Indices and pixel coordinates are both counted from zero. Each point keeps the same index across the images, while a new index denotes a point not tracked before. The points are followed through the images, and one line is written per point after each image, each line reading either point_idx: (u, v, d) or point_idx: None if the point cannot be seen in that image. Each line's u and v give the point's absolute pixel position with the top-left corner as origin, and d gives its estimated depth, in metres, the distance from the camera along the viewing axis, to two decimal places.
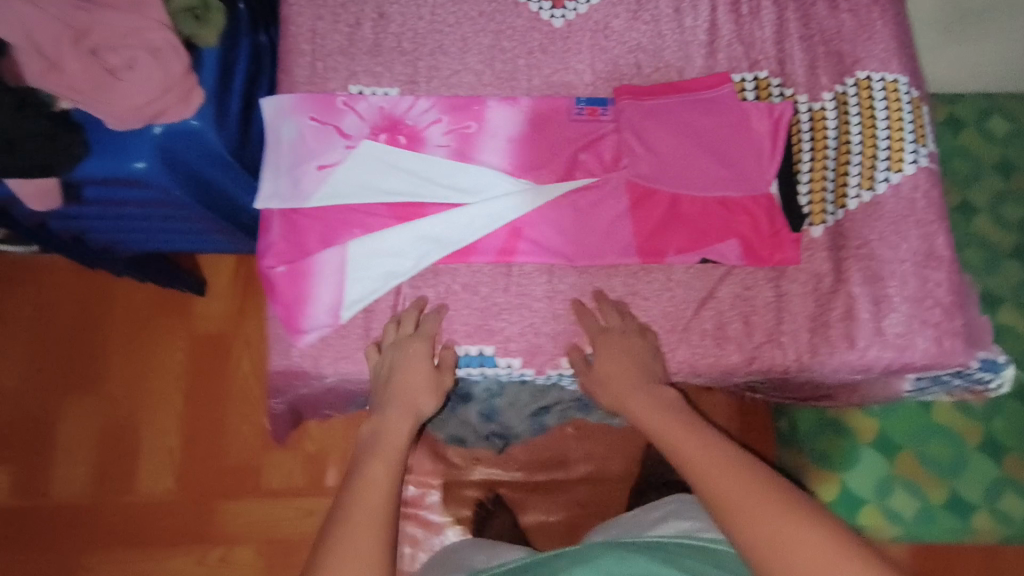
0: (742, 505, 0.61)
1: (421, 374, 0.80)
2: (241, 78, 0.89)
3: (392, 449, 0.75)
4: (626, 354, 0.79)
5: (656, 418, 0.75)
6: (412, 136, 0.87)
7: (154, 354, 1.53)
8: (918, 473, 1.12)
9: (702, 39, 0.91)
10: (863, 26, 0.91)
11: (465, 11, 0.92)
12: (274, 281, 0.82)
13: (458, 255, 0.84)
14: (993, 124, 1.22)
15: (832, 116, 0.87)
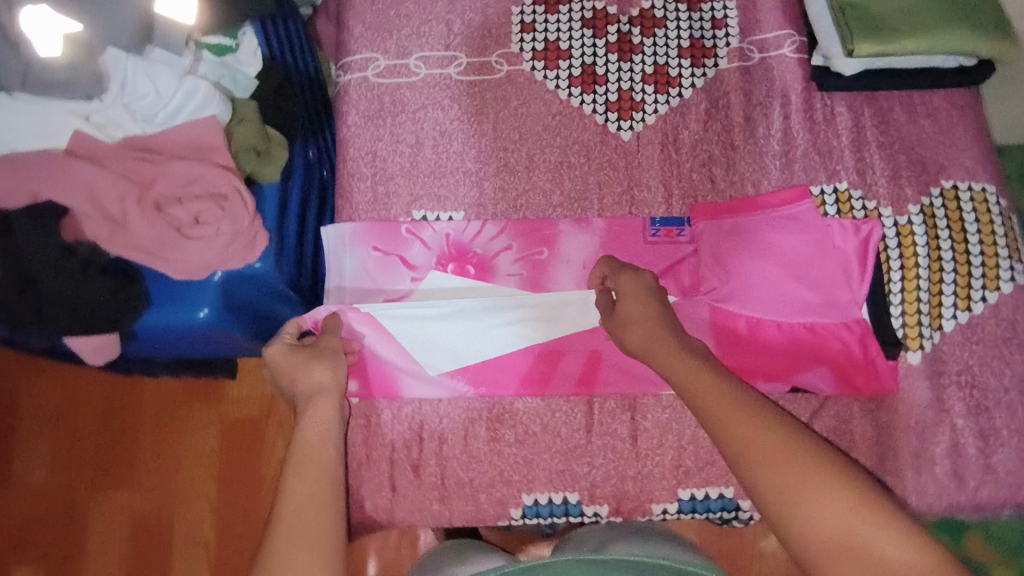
0: (755, 449, 0.53)
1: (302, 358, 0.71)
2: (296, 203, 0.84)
3: (321, 436, 0.64)
4: (636, 296, 0.70)
5: (683, 368, 0.62)
6: (481, 265, 0.84)
7: (187, 445, 1.33)
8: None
9: (776, 150, 0.88)
10: (945, 131, 0.87)
11: (530, 126, 0.90)
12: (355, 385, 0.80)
13: (536, 386, 0.80)
14: None
15: (920, 231, 0.83)
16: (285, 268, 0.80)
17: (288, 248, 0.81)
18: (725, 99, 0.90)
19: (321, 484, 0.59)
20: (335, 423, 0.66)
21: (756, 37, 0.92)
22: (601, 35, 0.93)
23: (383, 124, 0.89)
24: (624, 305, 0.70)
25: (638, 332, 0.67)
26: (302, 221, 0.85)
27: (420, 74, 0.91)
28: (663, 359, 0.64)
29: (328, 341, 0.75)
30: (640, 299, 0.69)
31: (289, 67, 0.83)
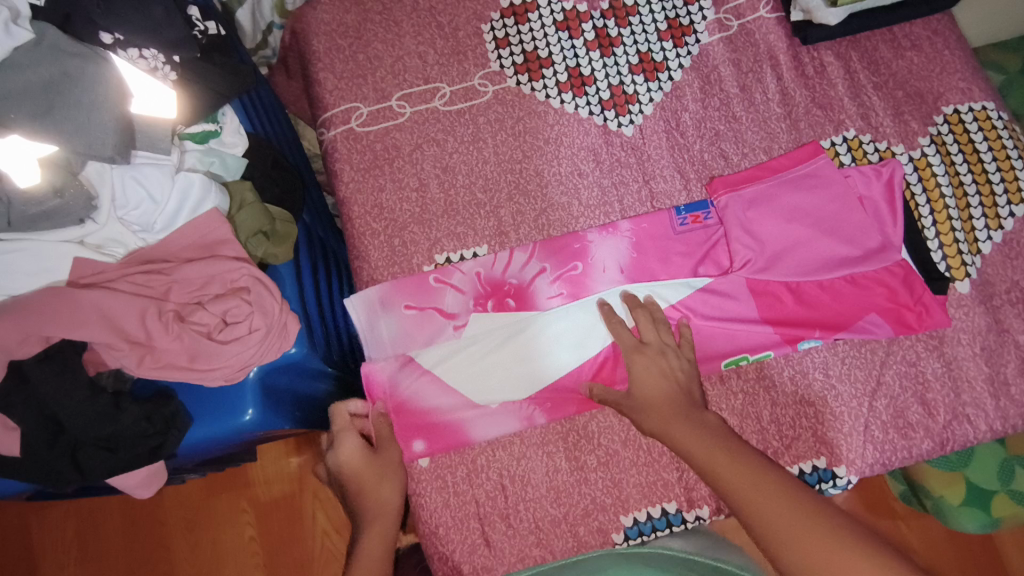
0: (786, 529, 0.52)
1: (365, 468, 0.69)
2: (313, 276, 0.80)
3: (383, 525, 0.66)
4: (660, 375, 0.71)
5: (703, 444, 0.63)
6: (520, 295, 0.81)
7: (217, 542, 1.13)
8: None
9: (779, 113, 0.87)
10: (933, 58, 0.88)
11: (530, 142, 0.87)
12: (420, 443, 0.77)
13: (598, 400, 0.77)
14: None
15: (936, 161, 0.84)
16: (320, 346, 0.76)
17: (317, 325, 0.77)
18: (715, 73, 0.89)
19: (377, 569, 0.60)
20: (385, 550, 0.63)
21: (729, 5, 0.91)
22: (577, 35, 0.91)
23: (382, 174, 0.85)
24: (638, 381, 0.71)
25: (654, 415, 0.68)
26: (321, 294, 0.81)
27: (405, 113, 0.87)
28: (682, 436, 0.65)
29: (387, 444, 0.72)
30: (655, 375, 0.71)
31: (270, 138, 0.83)
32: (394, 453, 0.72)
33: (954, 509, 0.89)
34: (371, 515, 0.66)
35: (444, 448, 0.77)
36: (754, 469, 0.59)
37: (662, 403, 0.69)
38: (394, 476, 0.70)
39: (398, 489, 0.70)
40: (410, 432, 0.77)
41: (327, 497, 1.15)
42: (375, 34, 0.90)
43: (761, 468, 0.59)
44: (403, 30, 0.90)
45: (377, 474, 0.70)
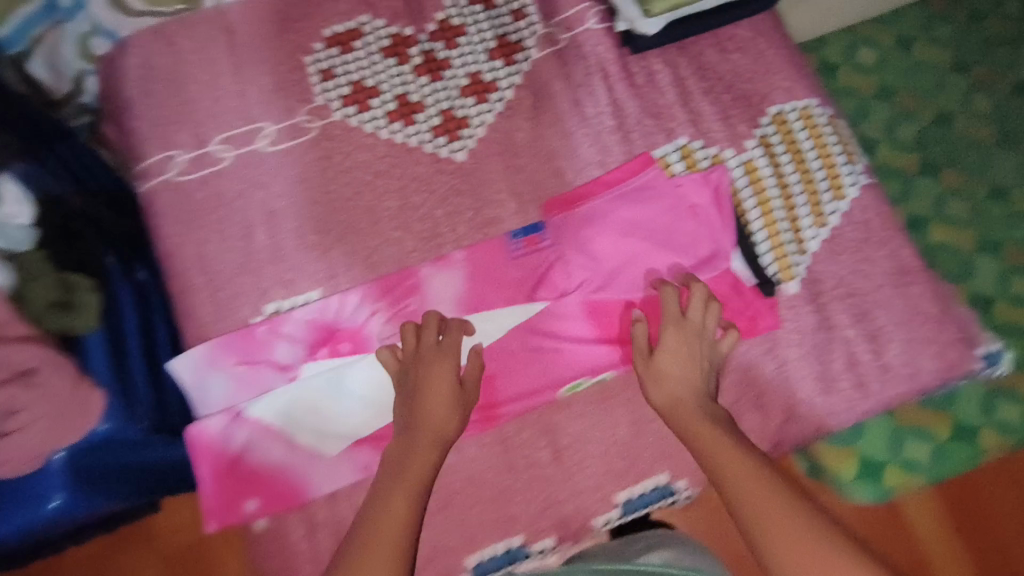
0: (777, 536, 0.58)
1: (444, 395, 0.71)
2: (134, 335, 0.78)
3: (417, 476, 0.66)
4: (683, 354, 0.73)
5: (709, 436, 0.67)
6: (354, 339, 0.80)
7: None
8: (967, 180, 1.04)
9: (611, 125, 0.86)
10: (757, 59, 0.89)
11: (360, 177, 0.85)
12: (257, 500, 0.76)
13: None
14: None
15: (762, 164, 0.85)
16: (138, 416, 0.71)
17: (136, 387, 0.75)
18: (546, 89, 0.88)
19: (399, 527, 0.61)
20: (426, 478, 0.66)
21: (557, 18, 0.89)
22: (405, 61, 0.88)
23: (205, 224, 0.82)
24: (659, 353, 0.74)
25: (664, 393, 0.72)
26: (146, 353, 0.79)
27: (227, 158, 0.84)
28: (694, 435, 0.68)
29: (471, 384, 0.73)
30: (675, 363, 0.73)
31: (76, 179, 0.77)
32: (473, 394, 0.73)
33: (850, 483, 0.94)
34: (419, 455, 0.68)
35: (285, 505, 0.76)
36: (751, 473, 0.63)
37: (677, 402, 0.71)
38: (452, 417, 0.70)
39: (463, 421, 0.71)
40: (245, 490, 0.77)
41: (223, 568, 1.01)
42: (190, 75, 0.85)
43: (762, 471, 0.63)
44: (221, 69, 0.86)
45: (450, 406, 0.70)
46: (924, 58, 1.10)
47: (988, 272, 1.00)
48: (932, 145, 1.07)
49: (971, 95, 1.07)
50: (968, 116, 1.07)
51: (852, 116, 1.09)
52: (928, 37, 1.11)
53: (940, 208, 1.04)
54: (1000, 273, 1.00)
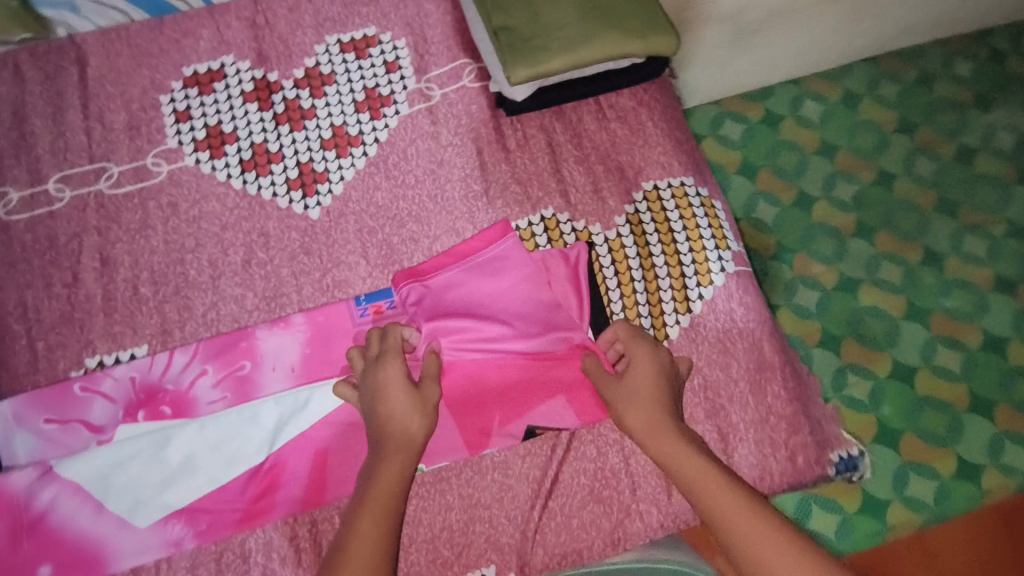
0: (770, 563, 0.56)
1: (403, 401, 0.68)
2: None
3: (395, 485, 0.64)
4: (653, 370, 0.72)
5: (683, 457, 0.65)
6: (177, 402, 0.75)
7: None
8: (898, 245, 1.28)
9: (477, 190, 0.83)
10: (636, 131, 0.86)
11: (205, 228, 0.80)
12: (50, 565, 0.70)
13: (257, 514, 0.73)
14: (806, 109, 1.37)
15: (630, 243, 0.82)
16: None
17: None
18: (412, 148, 0.84)
19: (381, 536, 0.61)
20: (403, 486, 0.65)
21: (432, 73, 0.86)
22: (267, 107, 0.84)
23: (30, 268, 0.77)
24: (637, 366, 0.72)
25: (639, 417, 0.69)
26: None
27: (64, 198, 0.79)
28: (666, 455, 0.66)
29: (430, 386, 0.71)
30: (636, 384, 0.71)
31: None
32: (434, 396, 0.70)
33: None
34: (397, 453, 0.66)
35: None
36: (730, 490, 0.62)
37: (649, 420, 0.68)
38: (421, 418, 0.68)
39: (426, 425, 0.68)
40: (39, 554, 0.70)
41: None
42: (34, 107, 0.81)
43: (742, 495, 0.61)
44: (68, 103, 0.81)
45: (418, 413, 0.68)
46: (866, 120, 1.36)
47: (913, 337, 1.22)
48: (868, 204, 1.30)
49: (914, 157, 1.34)
50: (914, 177, 1.32)
51: (795, 172, 1.34)
52: (875, 98, 1.38)
53: (873, 271, 1.26)
54: (924, 336, 1.21)
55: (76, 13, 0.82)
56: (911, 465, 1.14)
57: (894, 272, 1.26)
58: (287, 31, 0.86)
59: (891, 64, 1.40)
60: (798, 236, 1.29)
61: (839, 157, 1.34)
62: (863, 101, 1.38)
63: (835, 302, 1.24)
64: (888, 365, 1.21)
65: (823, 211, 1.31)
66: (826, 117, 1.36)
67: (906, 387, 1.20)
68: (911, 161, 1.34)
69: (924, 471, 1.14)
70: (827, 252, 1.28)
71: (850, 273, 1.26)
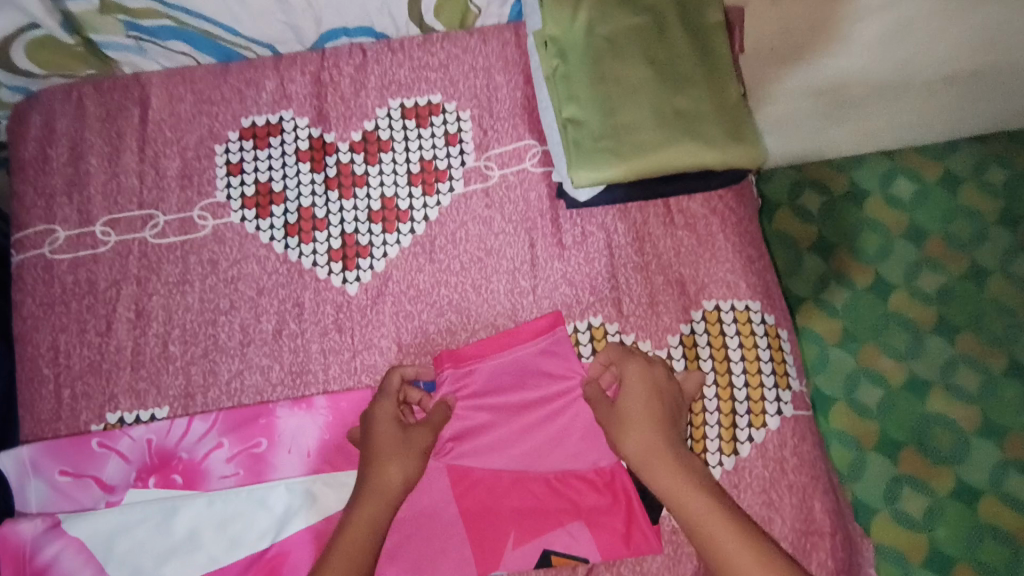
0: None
1: (385, 443, 0.67)
2: None
3: (362, 530, 0.62)
4: (649, 393, 0.68)
5: (671, 475, 0.63)
6: (189, 472, 0.73)
7: None
8: (979, 348, 1.20)
9: (523, 285, 0.78)
10: (705, 242, 0.78)
11: (241, 291, 0.78)
12: None
13: None
14: (898, 187, 1.27)
15: (680, 367, 0.75)
16: None
17: None
18: (462, 230, 0.79)
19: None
20: (373, 532, 0.63)
21: (493, 151, 0.81)
22: (319, 169, 0.81)
23: (67, 311, 0.76)
24: (627, 387, 0.68)
25: (638, 440, 0.65)
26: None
27: (108, 243, 0.78)
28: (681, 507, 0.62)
29: (415, 430, 0.68)
30: (641, 429, 0.66)
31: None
32: (423, 441, 0.68)
33: None
34: (379, 495, 0.64)
35: None
36: (760, 551, 0.58)
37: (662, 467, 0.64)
38: (398, 464, 0.66)
39: (418, 468, 0.67)
40: None
41: None
42: (92, 145, 0.80)
43: (727, 511, 0.61)
44: (125, 144, 0.80)
45: (404, 455, 0.66)
46: (963, 206, 1.26)
47: (982, 456, 1.15)
48: (953, 301, 1.22)
49: (1015, 254, 1.23)
50: (1011, 276, 1.22)
51: (875, 256, 1.25)
52: (979, 184, 1.26)
53: (948, 374, 1.19)
54: (996, 456, 1.15)
55: (143, 56, 0.80)
56: None
57: (970, 377, 1.18)
58: (350, 91, 0.82)
59: (1004, 148, 1.27)
60: (870, 327, 1.22)
61: (928, 244, 1.25)
62: (965, 184, 1.26)
63: (900, 406, 1.18)
64: (950, 482, 1.14)
65: (900, 300, 1.22)
66: (919, 199, 1.26)
67: (967, 511, 1.13)
68: (1011, 258, 1.23)
69: None
70: (899, 347, 1.21)
71: (921, 373, 1.19)
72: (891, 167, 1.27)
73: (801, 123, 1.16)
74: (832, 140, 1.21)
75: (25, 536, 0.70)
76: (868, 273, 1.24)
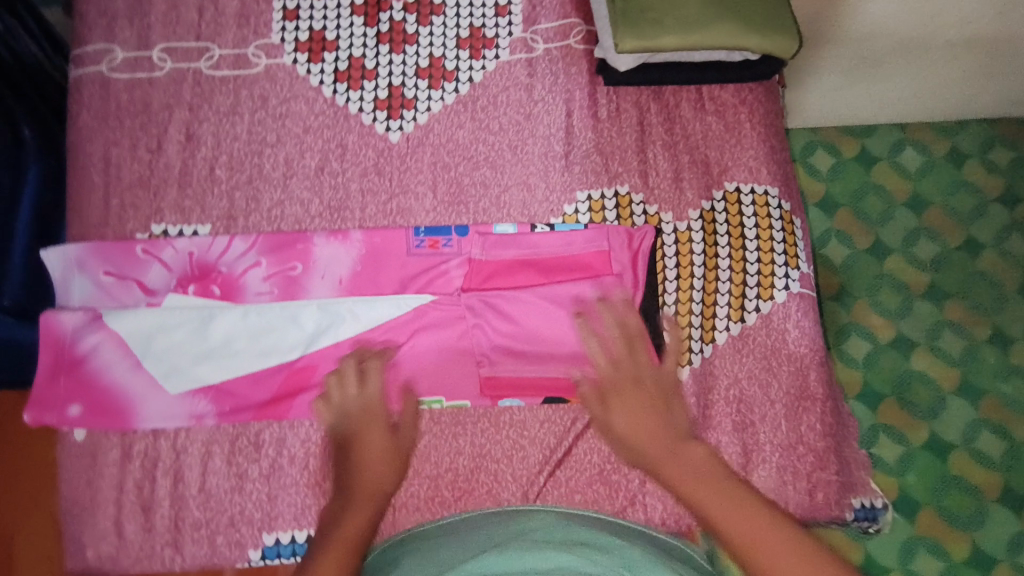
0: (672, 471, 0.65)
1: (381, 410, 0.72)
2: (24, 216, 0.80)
3: (381, 466, 0.69)
4: (640, 391, 0.71)
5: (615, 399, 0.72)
6: (228, 285, 0.77)
7: None
8: (966, 316, 1.25)
9: (557, 151, 0.82)
10: (731, 129, 0.84)
11: (288, 128, 0.81)
12: (79, 408, 0.73)
13: (276, 411, 0.75)
14: (905, 157, 1.32)
15: (697, 238, 0.80)
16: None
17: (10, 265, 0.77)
18: (503, 94, 0.83)
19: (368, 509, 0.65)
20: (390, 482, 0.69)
21: (539, 26, 0.85)
22: (372, 24, 0.84)
23: (120, 127, 0.80)
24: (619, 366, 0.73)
25: (620, 408, 0.71)
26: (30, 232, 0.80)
27: (164, 68, 0.81)
28: (675, 470, 0.65)
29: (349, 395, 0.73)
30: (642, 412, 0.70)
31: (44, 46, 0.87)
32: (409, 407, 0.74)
33: None
34: (374, 474, 0.68)
35: (106, 424, 0.73)
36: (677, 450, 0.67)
37: (657, 432, 0.68)
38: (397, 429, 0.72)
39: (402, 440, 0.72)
40: (71, 392, 0.73)
41: None
42: None
43: (650, 412, 0.70)
44: None
45: (376, 415, 0.71)
46: (966, 181, 1.31)
47: (956, 413, 1.21)
48: (946, 268, 1.27)
49: (1010, 230, 1.29)
50: (1004, 251, 1.28)
51: (878, 217, 1.29)
52: (982, 163, 1.32)
53: (933, 336, 1.24)
54: (970, 415, 1.20)
55: None
56: (920, 539, 1.15)
57: (953, 343, 1.24)
58: None
59: (1010, 132, 1.32)
60: (867, 285, 1.26)
61: (928, 214, 1.30)
62: (970, 163, 1.32)
63: (885, 358, 1.23)
64: (924, 434, 1.19)
65: (895, 263, 1.27)
66: (924, 170, 1.31)
67: (938, 462, 1.19)
68: (1006, 234, 1.29)
69: (933, 548, 1.15)
70: (890, 306, 1.25)
71: (908, 332, 1.24)
72: (900, 137, 1.33)
73: (821, 76, 1.17)
74: (849, 99, 1.23)
75: (60, 325, 0.73)
76: (869, 234, 1.29)
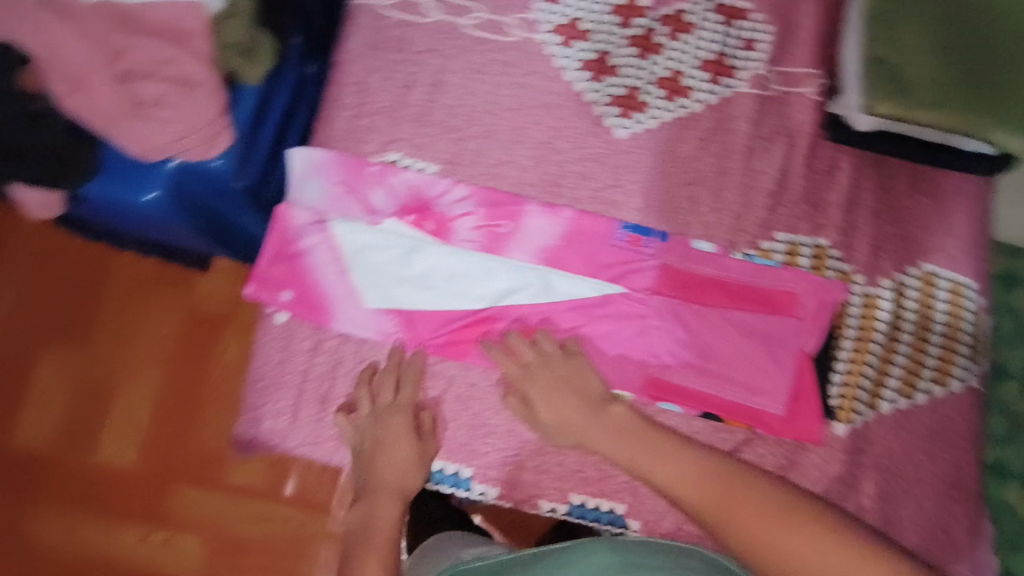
0: (682, 485, 0.67)
1: (402, 420, 0.77)
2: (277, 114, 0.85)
3: (403, 469, 0.76)
4: (566, 394, 0.75)
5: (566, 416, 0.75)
6: (440, 224, 0.82)
7: (129, 334, 1.11)
8: None
9: (768, 189, 0.85)
10: (941, 214, 0.85)
11: (525, 98, 0.86)
12: (290, 297, 0.80)
13: (455, 351, 0.80)
14: None
15: (885, 307, 0.81)
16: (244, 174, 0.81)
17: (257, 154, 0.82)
18: (731, 122, 0.87)
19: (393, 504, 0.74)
20: (414, 481, 0.76)
21: (780, 68, 0.88)
22: (626, 25, 0.88)
23: (380, 57, 0.86)
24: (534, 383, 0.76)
25: (556, 409, 0.75)
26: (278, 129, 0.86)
27: (432, 17, 0.87)
28: (668, 476, 0.68)
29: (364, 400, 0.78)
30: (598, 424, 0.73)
31: None
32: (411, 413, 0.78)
33: None
34: (397, 476, 0.75)
35: (309, 317, 0.80)
36: (675, 458, 0.69)
37: (622, 431, 0.73)
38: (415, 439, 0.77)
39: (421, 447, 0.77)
40: (288, 280, 0.80)
41: (239, 343, 1.10)
42: None
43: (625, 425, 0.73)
44: None
45: (401, 422, 0.77)
46: None
47: None
48: None
49: None
50: None
51: None
52: None
53: None
54: None
55: None
56: None
57: None
58: None
59: None
60: None
61: None
62: None
63: None
64: None
65: None
66: None
67: None
68: None
69: None
70: None
71: None
72: None
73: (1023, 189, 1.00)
74: None
75: (293, 219, 0.81)
76: None
